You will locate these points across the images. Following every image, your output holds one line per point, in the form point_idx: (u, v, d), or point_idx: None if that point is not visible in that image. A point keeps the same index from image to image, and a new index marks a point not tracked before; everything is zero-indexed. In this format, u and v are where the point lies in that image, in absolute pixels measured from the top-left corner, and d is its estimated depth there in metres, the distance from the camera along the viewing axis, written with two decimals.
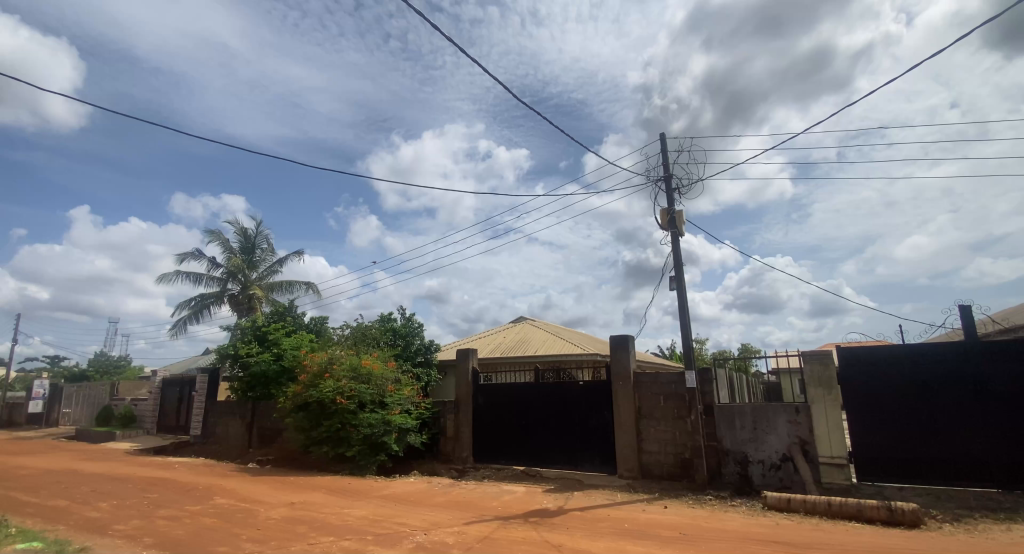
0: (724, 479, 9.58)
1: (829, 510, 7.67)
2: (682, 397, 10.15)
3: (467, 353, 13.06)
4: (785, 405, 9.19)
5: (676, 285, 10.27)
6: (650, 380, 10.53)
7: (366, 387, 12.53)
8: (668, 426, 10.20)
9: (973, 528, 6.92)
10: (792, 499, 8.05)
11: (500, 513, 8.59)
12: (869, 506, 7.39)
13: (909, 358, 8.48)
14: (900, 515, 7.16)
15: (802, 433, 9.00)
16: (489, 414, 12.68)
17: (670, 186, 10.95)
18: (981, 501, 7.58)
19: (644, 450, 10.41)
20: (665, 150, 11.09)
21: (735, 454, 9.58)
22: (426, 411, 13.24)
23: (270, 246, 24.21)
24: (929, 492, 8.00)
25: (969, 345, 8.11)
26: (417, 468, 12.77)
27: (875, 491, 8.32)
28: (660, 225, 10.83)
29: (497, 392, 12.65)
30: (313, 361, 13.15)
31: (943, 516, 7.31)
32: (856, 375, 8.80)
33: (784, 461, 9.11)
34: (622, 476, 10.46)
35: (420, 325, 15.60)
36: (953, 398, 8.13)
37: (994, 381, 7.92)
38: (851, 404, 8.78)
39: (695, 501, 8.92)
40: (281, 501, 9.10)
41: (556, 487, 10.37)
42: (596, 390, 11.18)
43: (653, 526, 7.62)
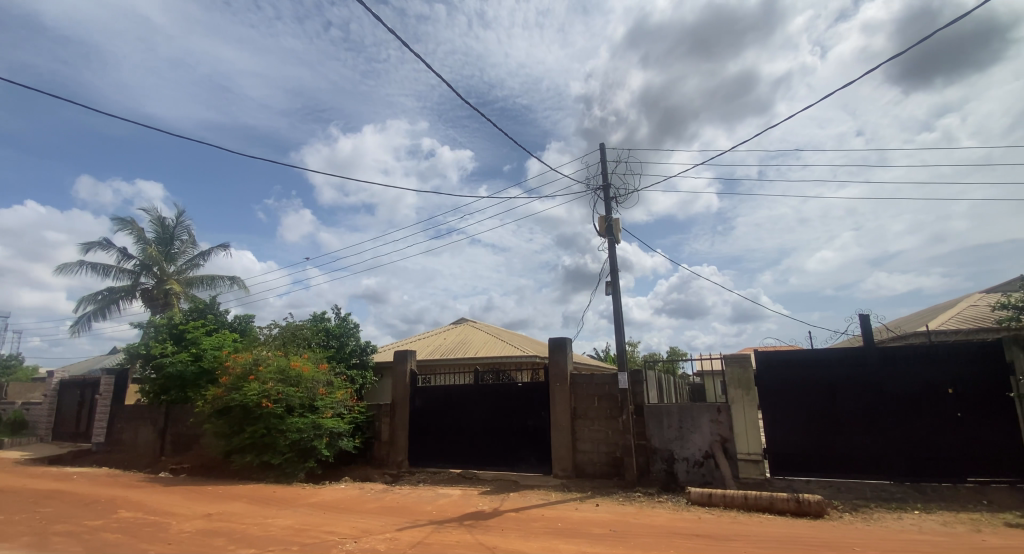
0: (652, 476, 10.01)
1: (746, 503, 8.23)
2: (615, 398, 10.50)
3: (404, 354, 12.80)
4: (708, 405, 9.76)
5: (612, 291, 10.63)
6: (585, 381, 10.82)
7: (295, 390, 11.93)
8: (602, 426, 10.52)
9: (867, 516, 7.67)
10: (713, 494, 8.56)
11: (435, 517, 8.46)
12: (780, 499, 7.99)
13: (817, 362, 9.28)
14: (806, 505, 7.81)
15: (722, 431, 9.60)
16: (426, 416, 12.48)
17: (608, 194, 11.33)
18: (875, 491, 8.42)
19: (578, 450, 10.66)
20: (605, 159, 11.46)
21: (663, 452, 10.04)
22: (359, 415, 12.81)
23: (191, 237, 22.51)
24: (831, 484, 8.78)
25: (867, 350, 9.01)
26: (349, 474, 12.32)
27: (785, 485, 9.02)
28: (598, 232, 11.18)
29: (434, 393, 12.47)
30: (236, 362, 12.34)
31: (843, 506, 8.05)
32: (771, 377, 9.51)
33: (707, 458, 9.66)
34: (557, 476, 10.65)
35: (355, 325, 15.10)
36: (855, 399, 8.98)
37: (888, 384, 8.83)
38: (767, 404, 9.47)
39: (626, 499, 9.24)
40: (197, 513, 8.43)
41: (492, 489, 10.38)
42: (533, 391, 11.32)
43: (586, 524, 7.82)
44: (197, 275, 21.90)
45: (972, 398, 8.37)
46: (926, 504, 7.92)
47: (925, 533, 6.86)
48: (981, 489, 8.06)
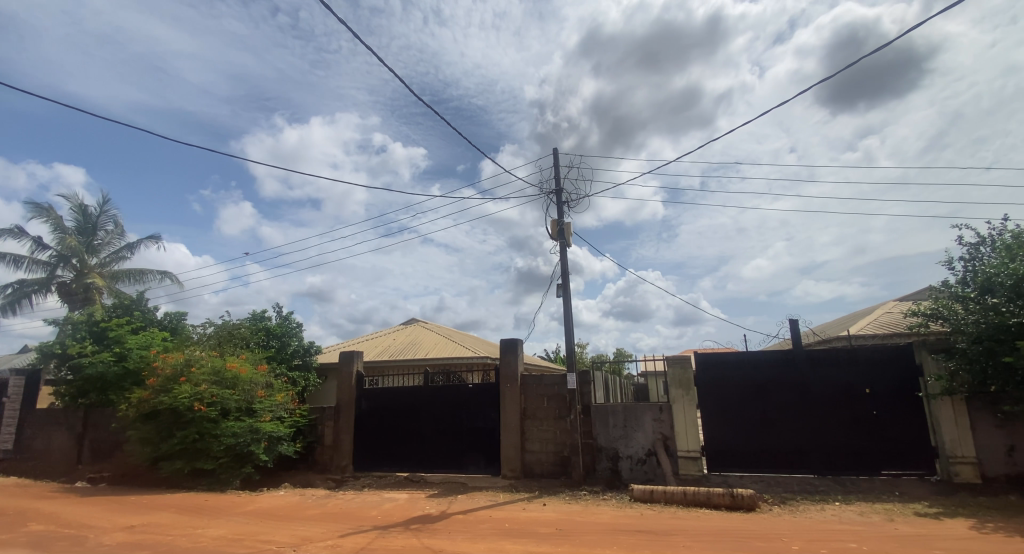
0: (598, 474, 10.25)
1: (685, 499, 8.59)
2: (563, 398, 10.67)
3: (350, 355, 12.43)
4: (651, 405, 10.14)
5: (563, 293, 10.79)
6: (535, 382, 10.93)
7: (231, 393, 11.30)
8: (550, 426, 10.66)
9: (794, 508, 8.21)
10: (655, 490, 8.87)
11: (380, 522, 8.26)
12: (717, 494, 8.40)
13: (752, 364, 9.83)
14: (740, 499, 8.25)
15: (664, 429, 10.00)
16: (373, 419, 12.18)
17: (560, 199, 11.51)
18: (801, 485, 9.03)
19: (527, 450, 10.75)
20: (558, 164, 11.64)
21: (608, 451, 10.31)
22: (300, 418, 12.31)
23: (117, 228, 20.84)
24: (763, 479, 9.34)
25: (796, 353, 9.66)
26: (289, 479, 11.80)
27: (721, 480, 9.50)
28: (551, 235, 11.34)
29: (381, 395, 12.19)
30: (165, 363, 11.53)
31: (773, 500, 8.57)
32: (709, 378, 9.99)
33: (649, 455, 10.03)
34: (505, 476, 10.68)
35: (299, 325, 14.52)
36: (786, 398, 9.59)
37: (815, 384, 9.49)
38: (706, 404, 9.93)
39: (572, 497, 9.41)
40: (117, 525, 7.79)
41: (439, 492, 10.26)
42: (483, 392, 11.31)
43: (533, 524, 7.89)
44: (123, 268, 20.30)
45: (887, 397, 9.15)
46: (846, 496, 8.57)
47: (844, 522, 7.42)
48: (894, 481, 8.82)
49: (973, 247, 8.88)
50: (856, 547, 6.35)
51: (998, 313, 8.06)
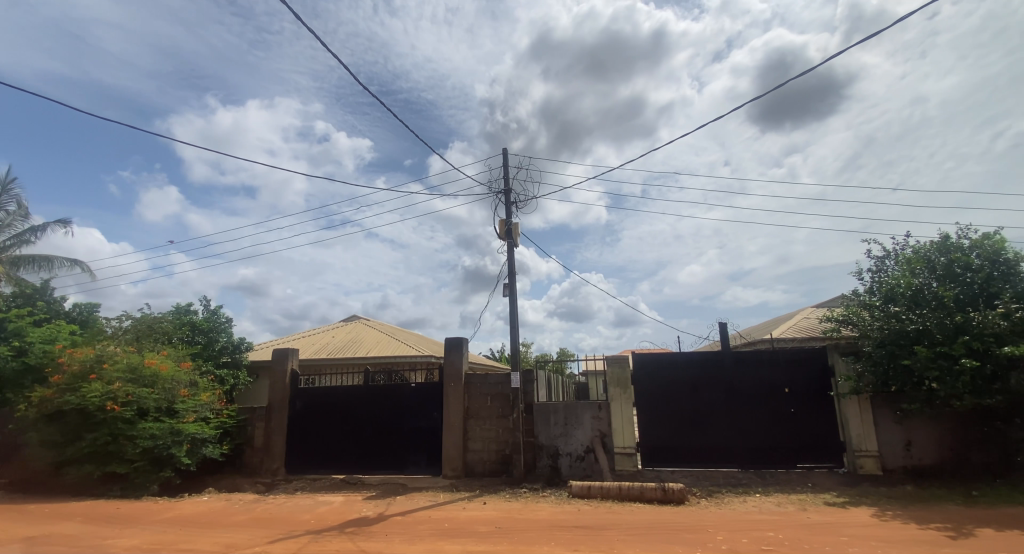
0: (538, 472, 10.39)
1: (620, 494, 8.89)
2: (507, 397, 10.72)
3: (285, 352, 11.87)
4: (590, 403, 10.42)
5: (509, 293, 10.85)
6: (479, 381, 10.91)
7: (149, 392, 10.45)
8: (492, 424, 10.69)
9: (719, 501, 8.71)
10: (592, 486, 9.12)
11: (313, 526, 7.94)
12: (649, 488, 8.76)
13: (686, 365, 10.32)
14: (671, 493, 8.65)
15: (602, 427, 10.31)
16: (308, 419, 11.69)
17: (509, 199, 11.56)
18: (727, 478, 9.60)
19: (469, 449, 10.71)
20: (508, 164, 11.69)
21: (549, 449, 10.50)
22: (228, 419, 11.59)
23: (20, 208, 18.71)
24: (692, 473, 9.84)
25: (724, 354, 10.25)
26: (213, 484, 11.09)
27: (654, 475, 9.91)
28: (499, 235, 11.36)
29: (318, 394, 11.72)
30: (72, 359, 10.50)
31: (700, 493, 9.06)
32: (645, 378, 10.40)
33: (588, 452, 10.32)
34: (445, 476, 10.58)
35: (229, 320, 13.67)
36: (715, 397, 10.14)
37: (741, 384, 10.11)
38: (642, 402, 10.33)
39: (512, 495, 9.48)
40: (12, 537, 7.02)
41: (377, 494, 10.02)
42: (425, 391, 11.16)
43: (472, 523, 7.89)
44: (25, 254, 18.27)
45: (803, 396, 9.91)
46: (766, 488, 9.21)
47: (763, 513, 7.96)
48: (807, 473, 9.57)
49: (880, 260, 9.81)
50: (774, 535, 6.82)
51: (898, 320, 8.96)
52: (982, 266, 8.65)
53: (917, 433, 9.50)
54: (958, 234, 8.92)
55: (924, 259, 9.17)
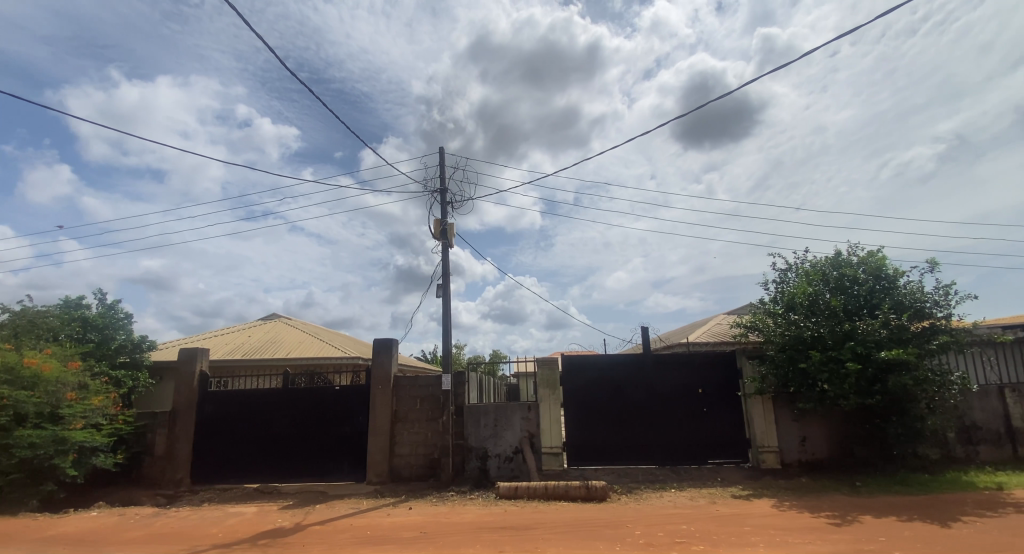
0: (466, 474, 10.35)
1: (546, 493, 9.06)
2: (437, 399, 10.56)
3: (194, 353, 10.96)
4: (520, 404, 10.56)
5: (442, 294, 10.73)
6: (408, 383, 10.67)
7: (28, 396, 9.18)
8: (421, 427, 10.49)
9: (638, 497, 9.13)
10: (519, 486, 9.22)
11: (221, 540, 7.38)
12: (574, 487, 9.01)
13: (611, 367, 10.73)
14: (594, 491, 8.95)
15: (531, 427, 10.47)
16: (219, 424, 10.87)
17: (445, 199, 11.44)
18: (646, 475, 10.09)
19: (395, 453, 10.44)
20: (444, 163, 11.58)
21: (478, 450, 10.49)
22: (124, 426, 10.45)
23: None
24: (613, 471, 10.25)
25: (646, 357, 10.77)
26: (104, 498, 9.97)
27: (578, 473, 10.21)
28: (433, 234, 11.22)
29: (231, 397, 10.92)
30: None
31: (621, 490, 9.44)
32: (573, 379, 10.70)
33: (516, 453, 10.43)
34: (370, 482, 10.23)
35: (128, 316, 12.37)
36: (636, 398, 10.63)
37: (660, 385, 10.68)
38: (569, 402, 10.63)
39: (439, 499, 9.36)
40: None
41: (294, 503, 9.50)
42: (350, 394, 10.72)
43: (397, 529, 7.68)
44: None
45: (714, 397, 10.64)
46: (680, 483, 9.79)
47: (677, 507, 8.44)
48: (717, 468, 10.30)
49: (783, 272, 10.78)
50: (687, 527, 7.24)
51: (796, 327, 9.92)
52: (867, 280, 9.78)
53: (811, 430, 10.52)
54: (847, 251, 10.02)
55: (820, 272, 10.21)
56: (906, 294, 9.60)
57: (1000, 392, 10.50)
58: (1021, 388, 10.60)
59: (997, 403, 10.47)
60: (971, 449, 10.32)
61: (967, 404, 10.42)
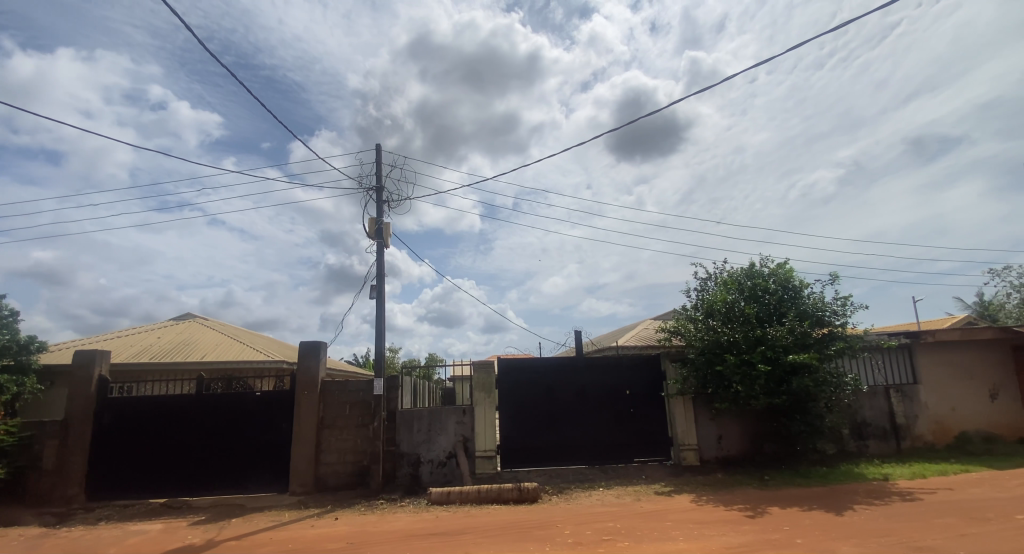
0: (397, 481, 10.10)
1: (479, 497, 9.05)
2: (367, 404, 10.22)
3: (92, 356, 9.91)
4: (455, 408, 10.48)
5: (376, 295, 10.44)
6: (337, 388, 10.26)
7: None
8: (350, 434, 10.10)
9: (568, 496, 9.37)
10: (452, 491, 9.15)
11: None
12: (507, 489, 9.08)
13: (545, 370, 10.94)
14: (526, 493, 9.08)
15: (465, 432, 10.43)
16: (121, 433, 9.90)
17: (380, 197, 11.15)
18: (576, 475, 10.37)
19: (321, 462, 9.99)
20: (381, 161, 11.29)
21: (410, 456, 10.29)
22: (7, 437, 9.14)
23: None
24: (545, 472, 10.44)
25: (578, 360, 11.06)
26: None
27: (511, 476, 10.29)
28: (367, 233, 10.90)
29: (135, 404, 9.98)
30: None
31: (552, 490, 9.64)
32: (509, 382, 10.78)
33: (449, 458, 10.33)
34: (293, 492, 9.72)
35: (13, 314, 10.88)
36: (568, 401, 10.89)
37: (591, 388, 11.02)
38: (504, 406, 10.69)
39: (368, 508, 9.08)
40: None
41: (207, 518, 8.81)
42: (272, 400, 10.10)
43: (322, 541, 7.36)
44: None
45: (641, 398, 11.14)
46: (608, 482, 10.15)
47: (604, 505, 8.76)
48: (642, 466, 10.78)
49: (703, 281, 11.51)
50: (613, 525, 7.52)
51: (715, 332, 10.62)
52: (777, 290, 10.66)
53: (726, 428, 11.27)
54: (760, 263, 10.87)
55: (736, 282, 11.01)
56: (810, 304, 10.56)
57: (886, 392, 11.81)
58: (903, 388, 11.99)
59: (883, 402, 11.77)
60: (861, 443, 11.52)
61: (859, 403, 11.63)
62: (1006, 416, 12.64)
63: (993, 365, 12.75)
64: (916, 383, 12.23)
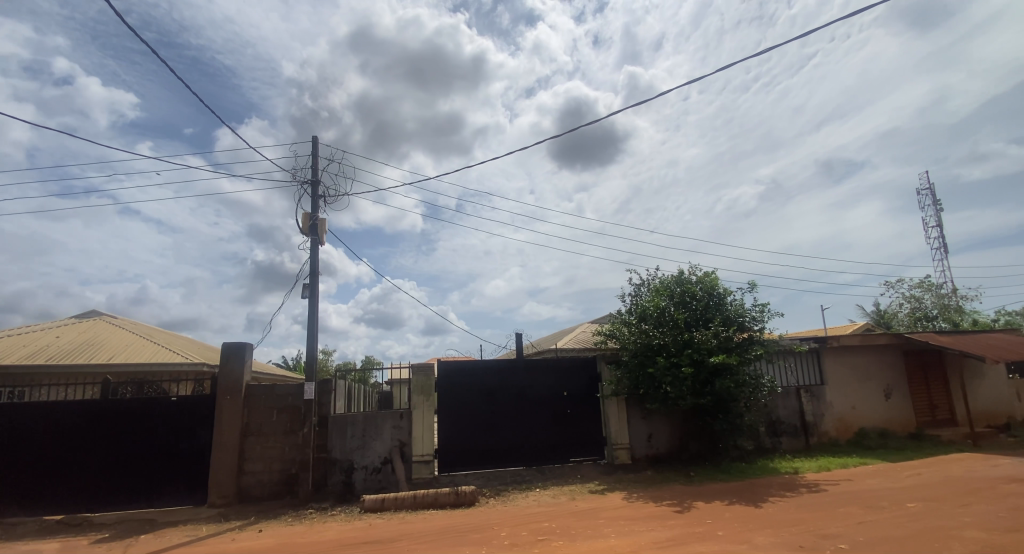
0: (328, 489, 9.69)
1: (414, 503, 8.88)
2: (297, 409, 9.74)
3: None
4: (391, 412, 10.23)
5: (309, 294, 10.00)
6: (264, 392, 9.71)
7: None
8: (277, 441, 9.58)
9: (505, 499, 9.40)
10: (386, 498, 8.90)
11: None
12: (443, 493, 8.97)
13: (484, 373, 10.93)
14: (463, 496, 9.01)
15: (401, 436, 10.20)
16: (13, 444, 8.86)
17: (316, 191, 10.70)
18: (514, 477, 10.44)
19: (245, 471, 9.41)
20: (317, 154, 10.85)
21: (342, 463, 9.91)
22: None
23: None
24: (483, 474, 10.43)
25: (517, 363, 11.14)
26: None
27: (449, 480, 10.18)
28: (301, 229, 10.42)
29: (28, 411, 8.95)
30: None
31: (490, 493, 9.64)
32: (447, 385, 10.68)
33: (384, 464, 10.06)
34: (212, 505, 9.06)
35: None
36: (507, 403, 10.96)
37: (530, 391, 11.14)
38: (442, 409, 10.57)
39: (296, 518, 8.64)
40: None
41: (111, 535, 8.03)
42: (190, 406, 9.38)
43: None
44: None
45: (577, 400, 11.41)
46: (545, 482, 10.30)
47: (540, 505, 8.88)
48: (577, 466, 11.03)
49: (637, 287, 11.98)
50: (548, 525, 7.63)
51: (646, 336, 11.08)
52: (703, 297, 11.31)
53: (656, 428, 11.78)
54: (689, 270, 11.49)
55: (666, 288, 11.57)
56: (732, 310, 11.27)
57: (797, 392, 12.85)
58: (811, 389, 13.10)
59: (795, 402, 12.80)
60: (775, 440, 12.45)
61: (774, 402, 12.57)
62: (898, 413, 14.14)
63: (888, 367, 14.24)
64: (823, 384, 13.40)
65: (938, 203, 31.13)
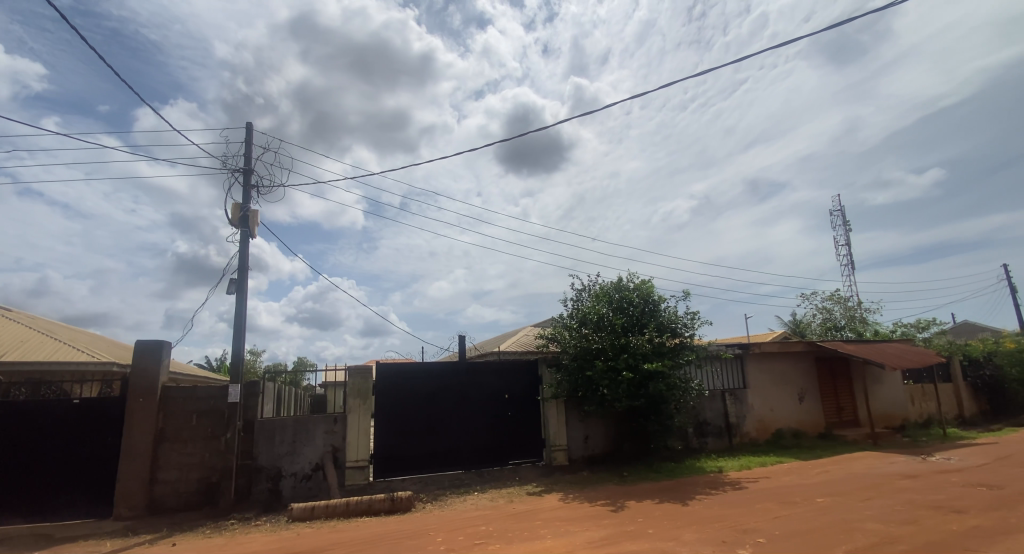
0: (252, 498, 9.13)
1: (347, 510, 8.54)
2: (220, 413, 9.11)
3: None
4: (324, 416, 9.80)
5: (236, 290, 9.40)
6: (183, 394, 9.01)
7: None
8: (196, 447, 8.90)
9: (442, 503, 9.27)
10: (316, 506, 8.50)
11: None
12: (378, 499, 8.72)
13: (424, 376, 10.74)
14: (398, 503, 8.79)
15: (335, 441, 9.80)
16: None
17: (247, 181, 10.10)
18: (452, 481, 10.32)
19: (157, 480, 8.67)
20: (250, 142, 10.25)
21: (269, 470, 9.35)
22: None
23: None
24: (420, 479, 10.22)
25: (457, 366, 11.04)
26: None
27: (384, 486, 9.88)
28: (230, 220, 9.80)
29: None
30: None
31: (427, 498, 9.46)
32: (386, 388, 10.40)
33: (315, 470, 9.62)
34: (117, 517, 8.26)
35: None
36: (447, 407, 10.82)
37: (470, 393, 11.07)
38: (379, 413, 10.27)
39: (215, 530, 8.07)
40: None
41: None
42: (96, 409, 8.52)
43: None
44: None
45: (517, 403, 11.47)
46: (483, 486, 10.26)
47: (477, 509, 8.83)
48: (516, 469, 11.07)
49: (578, 292, 12.25)
50: (485, 529, 7.60)
51: (586, 340, 11.36)
52: (640, 303, 11.76)
53: (592, 430, 12.07)
54: (627, 278, 11.90)
55: (606, 294, 11.91)
56: (666, 317, 11.80)
57: (722, 395, 13.64)
58: (735, 392, 13.95)
59: (720, 404, 13.57)
60: (702, 440, 13.12)
61: (702, 405, 13.26)
62: (810, 415, 15.33)
63: (803, 373, 15.42)
64: (745, 388, 14.30)
65: (848, 224, 34.20)
